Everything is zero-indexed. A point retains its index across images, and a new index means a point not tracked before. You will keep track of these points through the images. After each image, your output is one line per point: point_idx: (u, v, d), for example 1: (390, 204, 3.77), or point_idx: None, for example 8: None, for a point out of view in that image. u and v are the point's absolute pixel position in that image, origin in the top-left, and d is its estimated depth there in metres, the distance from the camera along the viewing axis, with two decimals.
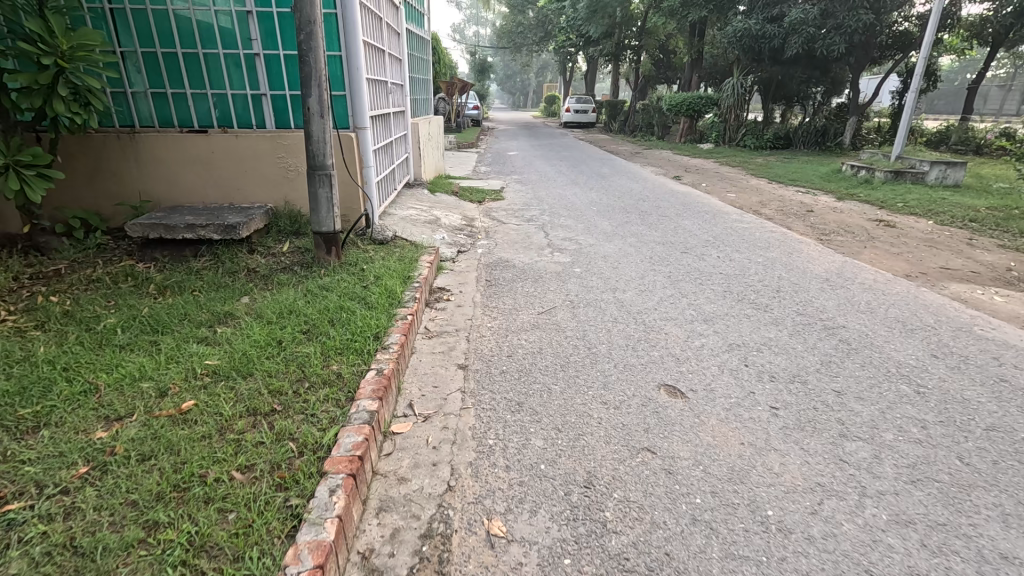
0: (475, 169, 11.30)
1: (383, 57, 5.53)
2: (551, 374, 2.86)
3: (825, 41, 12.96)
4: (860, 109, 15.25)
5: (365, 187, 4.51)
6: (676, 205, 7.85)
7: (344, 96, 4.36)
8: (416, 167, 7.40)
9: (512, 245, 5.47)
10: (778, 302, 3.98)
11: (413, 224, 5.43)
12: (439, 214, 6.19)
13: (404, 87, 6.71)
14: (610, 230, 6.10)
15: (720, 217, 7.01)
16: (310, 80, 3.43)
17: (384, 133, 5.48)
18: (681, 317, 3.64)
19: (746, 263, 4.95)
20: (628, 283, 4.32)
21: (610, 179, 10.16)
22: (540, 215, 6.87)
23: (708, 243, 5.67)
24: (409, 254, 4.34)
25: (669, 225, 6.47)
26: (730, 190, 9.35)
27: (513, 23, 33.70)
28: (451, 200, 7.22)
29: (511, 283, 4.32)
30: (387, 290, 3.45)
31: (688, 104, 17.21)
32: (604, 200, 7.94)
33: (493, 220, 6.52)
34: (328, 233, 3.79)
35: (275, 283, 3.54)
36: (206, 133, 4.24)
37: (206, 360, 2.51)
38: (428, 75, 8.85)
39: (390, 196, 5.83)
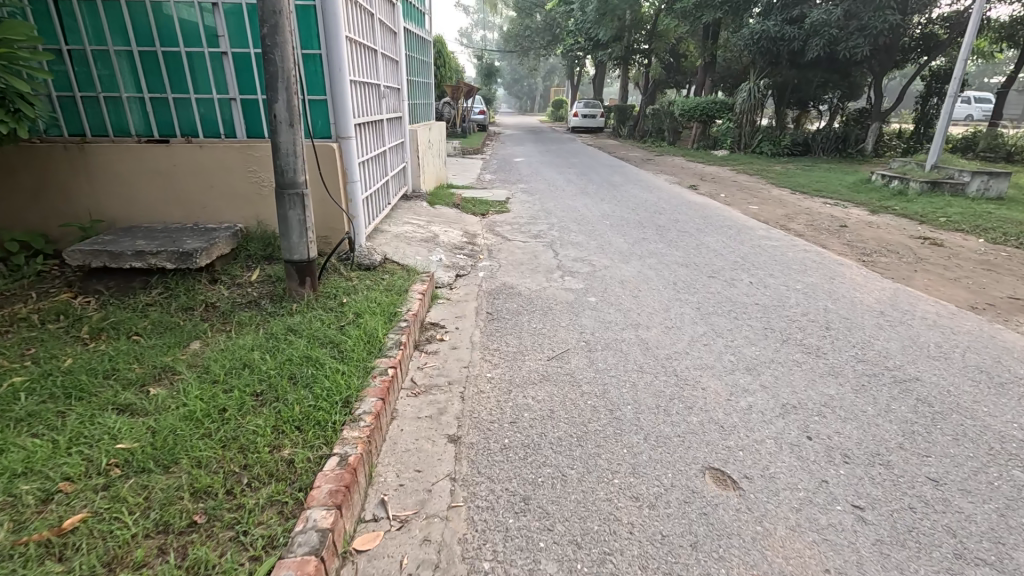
0: (480, 177, 10.75)
1: (375, 57, 4.98)
2: (565, 451, 2.27)
3: (849, 43, 12.31)
4: (883, 115, 14.57)
5: (349, 205, 3.95)
6: (696, 218, 7.24)
7: (325, 100, 3.80)
8: (414, 177, 6.86)
9: (518, 266, 4.89)
10: (830, 344, 3.38)
11: (407, 244, 4.86)
12: (437, 230, 5.62)
13: (400, 91, 6.16)
14: (627, 249, 5.50)
15: (746, 233, 6.39)
16: (277, 83, 2.86)
17: (374, 141, 4.93)
18: (719, 366, 3.04)
19: (784, 291, 4.35)
20: (652, 317, 3.73)
21: (623, 189, 9.57)
22: (548, 230, 6.29)
23: (738, 265, 5.06)
24: (400, 282, 3.76)
25: (691, 243, 5.86)
26: (752, 201, 8.72)
27: (520, 26, 33.18)
28: (452, 213, 6.65)
29: (517, 316, 3.74)
30: (366, 335, 2.88)
31: (702, 108, 16.63)
32: (618, 213, 7.34)
33: (497, 237, 5.95)
34: (300, 263, 3.22)
35: (235, 323, 2.98)
36: (167, 143, 3.70)
37: (120, 442, 1.95)
38: (429, 78, 8.31)
39: (383, 211, 5.29)
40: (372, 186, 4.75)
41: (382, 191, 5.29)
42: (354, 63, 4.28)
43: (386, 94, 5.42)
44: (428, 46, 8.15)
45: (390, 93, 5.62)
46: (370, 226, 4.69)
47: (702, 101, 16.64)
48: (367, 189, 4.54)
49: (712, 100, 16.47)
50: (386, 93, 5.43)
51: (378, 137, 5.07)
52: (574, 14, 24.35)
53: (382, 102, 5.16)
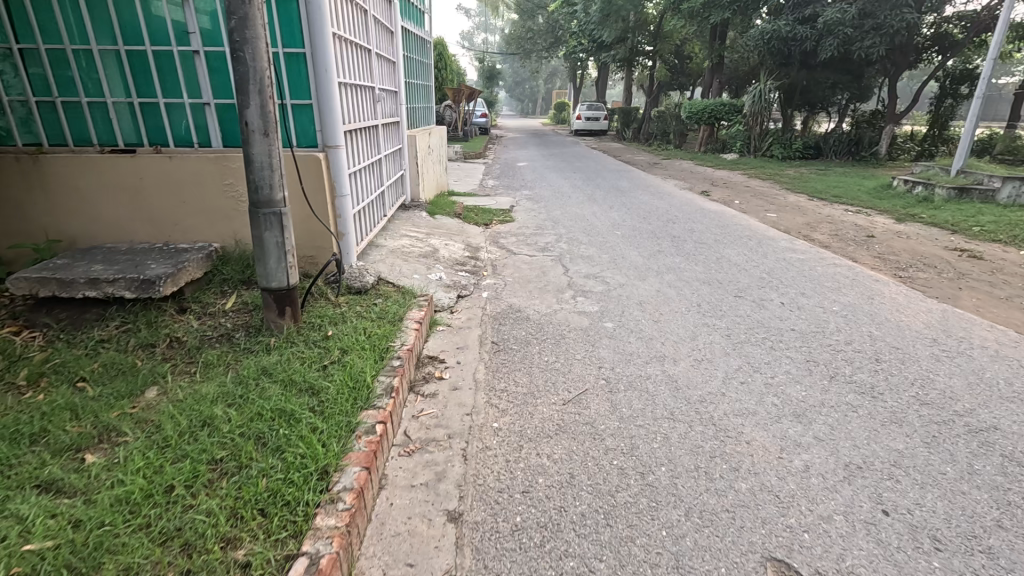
0: (482, 183, 10.37)
1: (369, 58, 4.59)
2: (592, 535, 1.86)
3: (864, 43, 11.88)
4: (897, 116, 14.15)
5: (339, 221, 3.54)
6: (712, 228, 6.82)
7: (311, 105, 3.39)
8: (413, 185, 6.47)
9: (526, 285, 4.49)
10: (885, 381, 2.96)
11: (404, 262, 4.45)
12: (437, 244, 5.22)
13: (397, 95, 5.77)
14: (642, 264, 5.09)
15: (768, 245, 5.98)
16: (248, 84, 2.45)
17: (368, 149, 4.54)
18: (762, 411, 2.63)
19: (821, 314, 3.93)
20: (678, 348, 3.32)
21: (632, 195, 9.14)
22: (556, 242, 5.88)
23: (764, 282, 4.64)
24: (394, 309, 3.35)
25: (710, 257, 5.44)
26: (769, 208, 8.29)
27: (522, 28, 32.80)
28: (453, 224, 6.24)
29: (526, 346, 3.33)
30: (352, 379, 2.46)
31: (711, 110, 16.13)
32: (628, 223, 6.93)
33: (501, 250, 5.54)
34: (279, 291, 2.81)
35: (201, 364, 2.57)
36: (133, 154, 3.30)
37: (30, 539, 1.54)
38: (428, 80, 7.90)
39: (378, 223, 4.89)
40: (365, 198, 4.35)
41: (377, 202, 4.90)
42: (345, 64, 3.88)
43: (382, 98, 5.02)
44: (429, 48, 7.80)
45: (386, 97, 5.23)
46: (363, 242, 4.29)
47: (710, 104, 16.13)
48: (360, 202, 4.14)
49: (720, 102, 16.01)
50: (382, 96, 5.04)
51: (372, 145, 4.67)
52: (577, 15, 23.95)
53: (377, 107, 4.75)
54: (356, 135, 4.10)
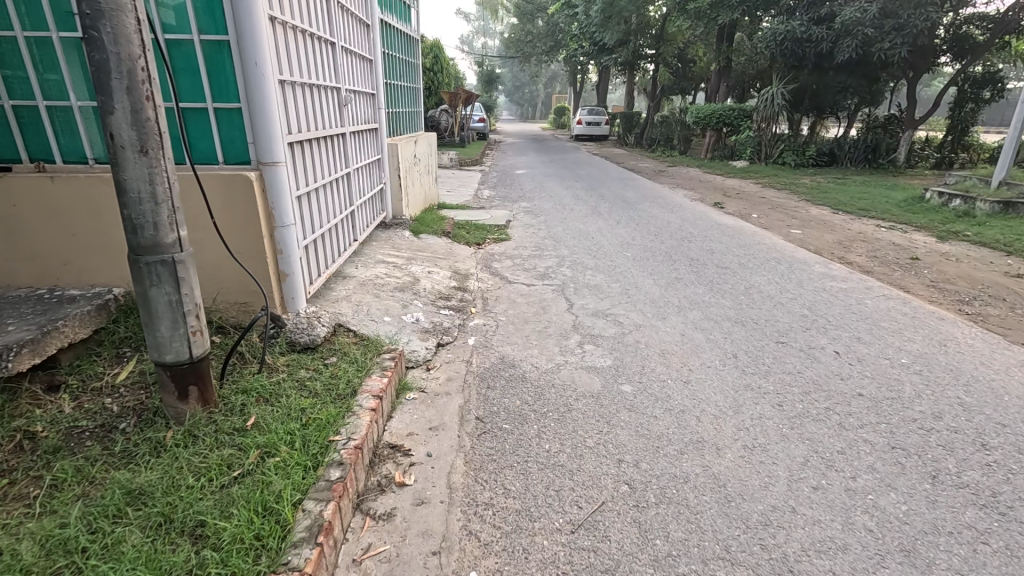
0: (477, 193, 9.60)
1: (336, 53, 3.82)
2: None
3: (884, 45, 11.17)
4: (916, 122, 13.43)
5: (281, 259, 2.77)
6: (733, 248, 6.05)
7: (241, 109, 2.60)
8: (395, 200, 5.71)
9: (523, 326, 3.72)
10: (1008, 486, 2.18)
11: (373, 301, 3.67)
12: (418, 273, 4.43)
13: (371, 98, 4.98)
14: (659, 299, 4.31)
15: (802, 270, 5.21)
16: (110, 78, 1.66)
17: (335, 163, 3.78)
18: (854, 546, 1.85)
19: (890, 371, 3.15)
20: (720, 428, 2.54)
21: (640, 209, 8.37)
22: (558, 268, 5.09)
23: (808, 323, 3.87)
24: (347, 376, 2.56)
25: (738, 287, 4.66)
26: (792, 223, 7.53)
27: (521, 32, 32.18)
28: (439, 246, 5.46)
29: (520, 424, 2.54)
30: (260, 515, 1.68)
31: (719, 115, 15.33)
32: (639, 243, 6.17)
33: (494, 278, 4.77)
34: (176, 366, 2.03)
35: (48, 482, 1.78)
36: (5, 174, 2.52)
37: None
38: (415, 83, 7.14)
39: (347, 249, 4.13)
40: (326, 223, 3.57)
41: (346, 224, 4.12)
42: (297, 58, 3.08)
43: (352, 102, 4.24)
44: (415, 47, 7.04)
45: (357, 100, 4.45)
46: (324, 275, 3.50)
47: (718, 108, 15.33)
48: (319, 229, 3.37)
49: (729, 106, 15.22)
50: (351, 100, 4.25)
51: (339, 158, 3.88)
52: (577, 17, 23.30)
53: (346, 111, 3.96)
54: (313, 147, 3.31)
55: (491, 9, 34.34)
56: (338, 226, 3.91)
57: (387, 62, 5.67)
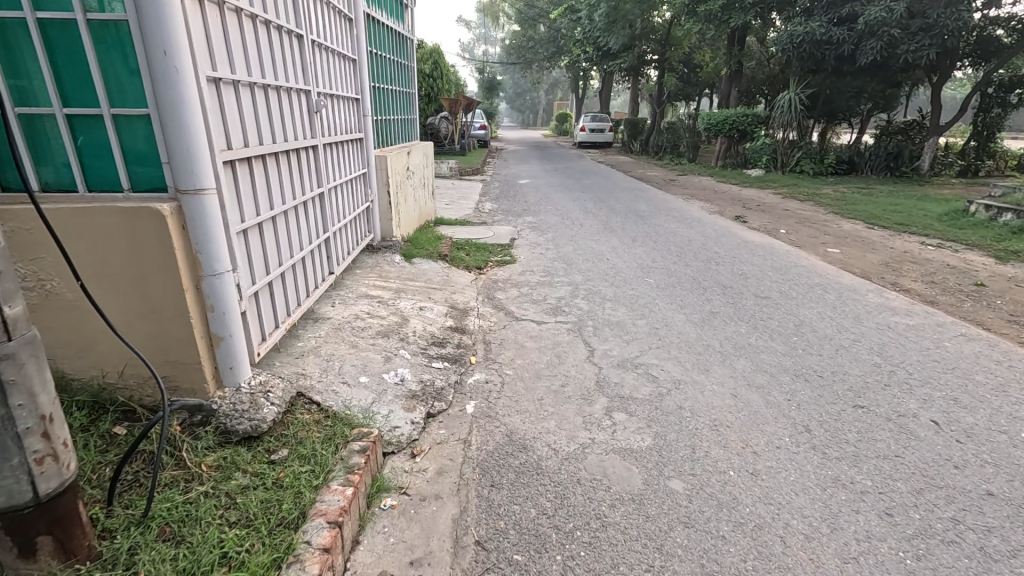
0: (477, 206, 8.92)
1: (307, 49, 3.13)
2: None
3: (911, 46, 10.50)
4: (941, 128, 12.71)
5: (212, 321, 2.05)
6: (768, 272, 5.33)
7: (151, 116, 1.86)
8: (385, 220, 5.01)
9: (535, 384, 3.00)
10: None
11: (347, 355, 2.95)
12: (406, 312, 3.72)
13: (352, 103, 4.26)
14: (697, 343, 3.59)
15: (854, 300, 4.50)
16: None
17: (304, 183, 3.08)
18: None
19: (1016, 454, 2.41)
20: (820, 561, 1.81)
21: (655, 223, 7.66)
22: (571, 300, 4.38)
23: (886, 376, 3.14)
24: (296, 488, 1.85)
25: (786, 325, 3.95)
26: (825, 240, 6.82)
27: (522, 37, 31.62)
28: (434, 273, 4.75)
29: (539, 556, 1.81)
30: None
31: (732, 121, 14.58)
32: (660, 266, 5.45)
33: (498, 314, 4.06)
34: (11, 513, 1.32)
35: None
36: None
37: None
38: (407, 88, 6.45)
39: (320, 285, 3.42)
40: (289, 258, 2.84)
41: (318, 254, 3.39)
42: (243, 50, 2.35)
43: (326, 109, 3.51)
44: (406, 48, 6.35)
45: (334, 105, 3.74)
46: (284, 325, 2.77)
47: (730, 114, 14.59)
48: (276, 268, 2.63)
49: (742, 113, 14.49)
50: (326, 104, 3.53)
51: (308, 175, 3.15)
52: (580, 22, 22.69)
53: (317, 118, 3.23)
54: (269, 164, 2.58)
55: (492, 16, 33.95)
56: (307, 258, 3.18)
57: (373, 63, 4.97)
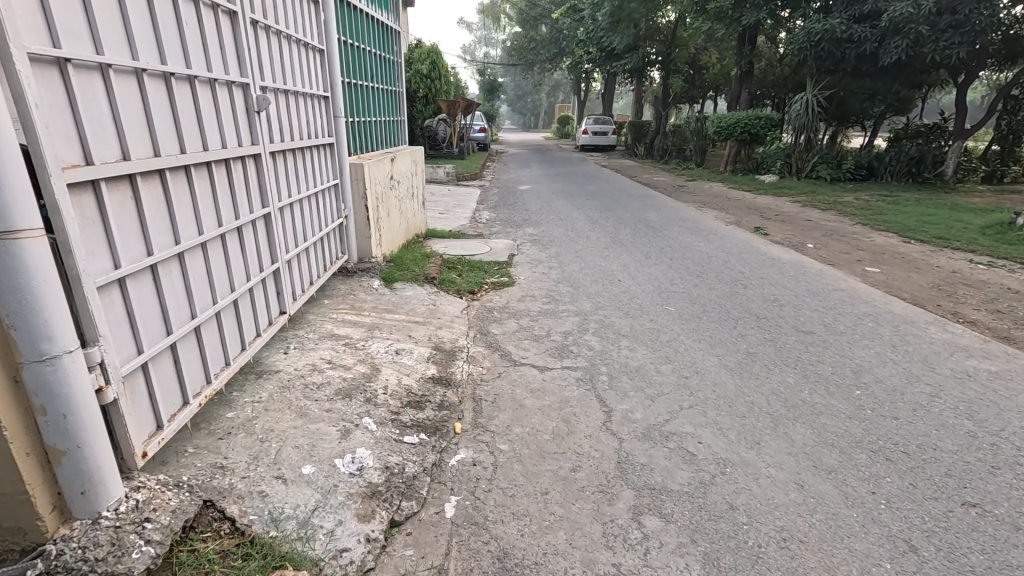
0: (474, 216, 8.25)
1: (240, 32, 2.50)
2: None
3: (939, 45, 9.81)
4: (967, 132, 12.06)
5: (41, 430, 1.34)
6: (805, 298, 4.63)
7: None
8: (363, 239, 4.31)
9: (537, 467, 2.29)
10: None
11: (290, 433, 2.24)
12: (378, 359, 3.01)
13: (317, 102, 3.60)
14: (738, 400, 2.88)
15: (915, 337, 3.79)
16: None
17: (240, 209, 2.51)
18: None
19: None
20: None
21: (669, 236, 6.98)
22: (580, 337, 3.68)
23: (990, 453, 2.44)
24: None
25: (842, 372, 3.24)
26: (860, 257, 6.12)
27: (523, 38, 31.04)
28: (418, 301, 4.04)
29: None
30: None
31: (744, 124, 13.66)
32: (680, 291, 4.76)
33: (493, 356, 3.36)
34: None
35: None
36: None
37: None
38: (392, 85, 5.74)
39: (269, 330, 2.79)
40: (207, 308, 2.26)
41: (264, 292, 2.76)
42: (111, 31, 1.73)
43: (274, 107, 2.87)
44: (391, 41, 5.65)
45: (290, 105, 3.10)
46: (200, 400, 2.18)
47: (740, 116, 13.75)
48: (180, 327, 2.07)
49: (753, 115, 13.60)
50: (275, 104, 2.88)
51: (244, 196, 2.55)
52: (583, 22, 22.10)
53: (257, 122, 2.62)
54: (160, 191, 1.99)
55: (494, 18, 33.54)
56: (243, 301, 2.56)
57: (349, 58, 4.27)
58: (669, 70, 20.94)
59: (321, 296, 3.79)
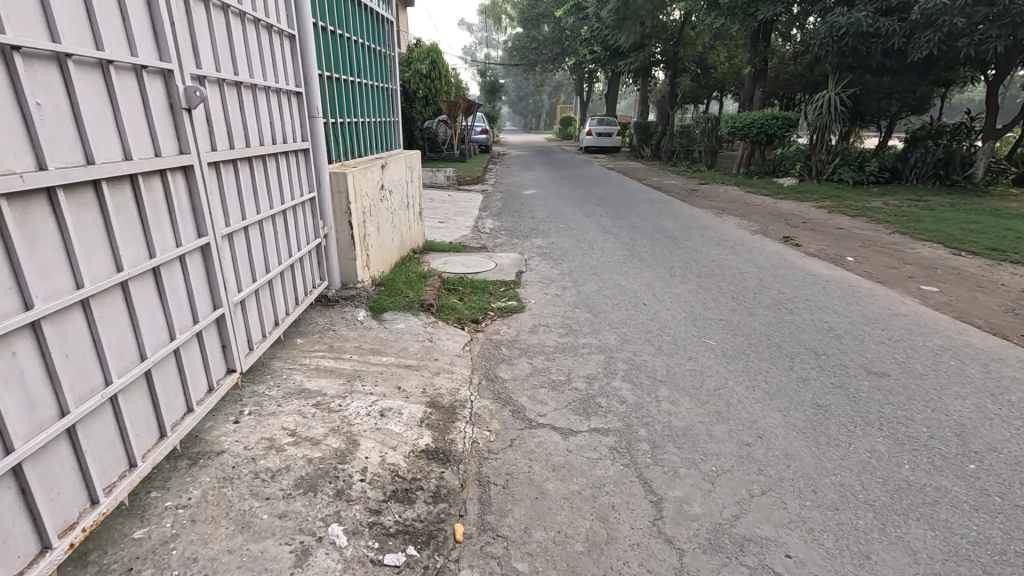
0: (477, 225, 7.61)
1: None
2: None
3: (974, 39, 9.16)
4: (999, 132, 11.38)
5: None
6: (864, 326, 3.97)
7: None
8: (347, 262, 3.65)
9: None
10: None
11: (223, 564, 1.58)
12: (357, 427, 2.35)
13: (286, 98, 2.92)
14: (824, 481, 2.22)
15: (1014, 380, 3.13)
16: None
17: (153, 241, 1.79)
18: None
19: None
20: None
21: (691, 249, 6.32)
22: (608, 384, 3.02)
23: None
24: None
25: (944, 435, 2.58)
26: (910, 272, 5.47)
27: (524, 38, 30.37)
28: (412, 338, 3.38)
29: None
30: None
31: (760, 125, 12.95)
32: (717, 318, 4.10)
33: (502, 414, 2.70)
34: None
35: None
36: None
37: None
38: (382, 81, 5.06)
39: (212, 398, 2.08)
40: (91, 396, 1.52)
41: (198, 351, 2.02)
42: None
43: (216, 102, 2.18)
44: (380, 31, 4.98)
45: (245, 101, 2.41)
46: (78, 536, 1.46)
47: (756, 116, 13.02)
48: (33, 439, 1.34)
49: (769, 114, 12.86)
50: (218, 98, 2.19)
51: (159, 225, 1.82)
52: (587, 20, 21.45)
53: (184, 121, 1.93)
54: None
55: (495, 18, 32.93)
56: (160, 370, 1.82)
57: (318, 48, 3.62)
58: (676, 70, 20.28)
59: (293, 334, 3.13)
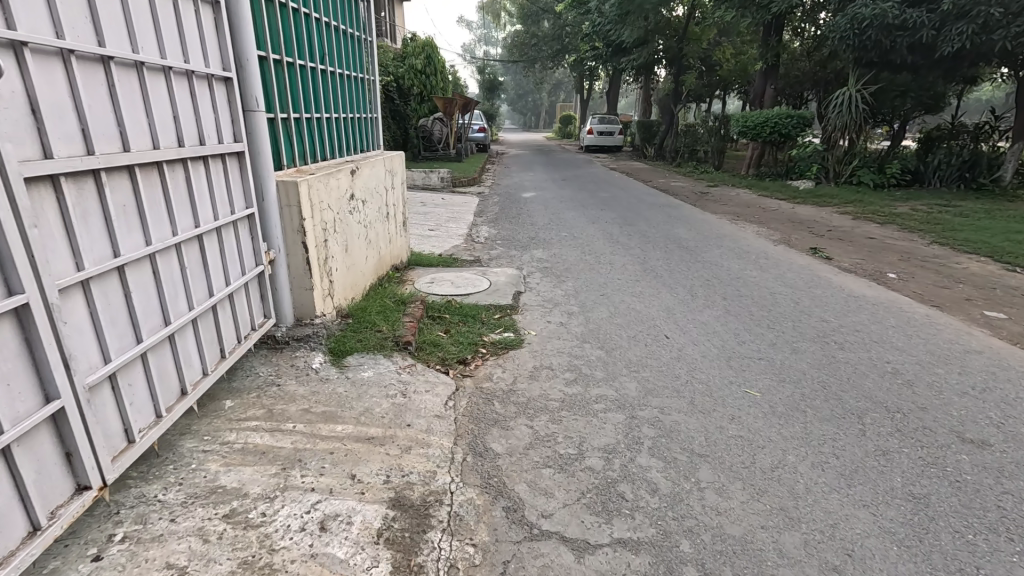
0: (471, 233, 6.88)
1: None
2: None
3: (1011, 31, 8.45)
4: None
5: None
6: (937, 368, 3.27)
7: None
8: (301, 292, 2.92)
9: None
10: None
11: None
12: (281, 557, 1.63)
13: (207, 84, 2.17)
14: None
15: None
16: None
17: None
18: None
19: None
20: None
21: (712, 264, 5.60)
22: (633, 463, 2.30)
23: None
24: None
25: None
26: (968, 293, 4.75)
27: (524, 35, 29.61)
28: (379, 394, 2.65)
29: None
30: None
31: (773, 124, 12.23)
32: (757, 358, 3.38)
33: (492, 516, 1.98)
34: None
35: None
36: None
37: None
38: (356, 70, 4.29)
39: (36, 540, 1.34)
40: None
41: (5, 475, 1.29)
42: None
43: (58, 85, 1.44)
44: (354, 11, 4.21)
45: (121, 87, 1.65)
46: None
47: (770, 114, 12.26)
48: None
49: (784, 113, 12.13)
50: (62, 80, 1.45)
51: None
52: (590, 15, 20.72)
53: None
54: None
55: (494, 14, 32.13)
56: None
57: (269, 21, 2.85)
58: (681, 67, 19.56)
59: (223, 393, 2.41)
